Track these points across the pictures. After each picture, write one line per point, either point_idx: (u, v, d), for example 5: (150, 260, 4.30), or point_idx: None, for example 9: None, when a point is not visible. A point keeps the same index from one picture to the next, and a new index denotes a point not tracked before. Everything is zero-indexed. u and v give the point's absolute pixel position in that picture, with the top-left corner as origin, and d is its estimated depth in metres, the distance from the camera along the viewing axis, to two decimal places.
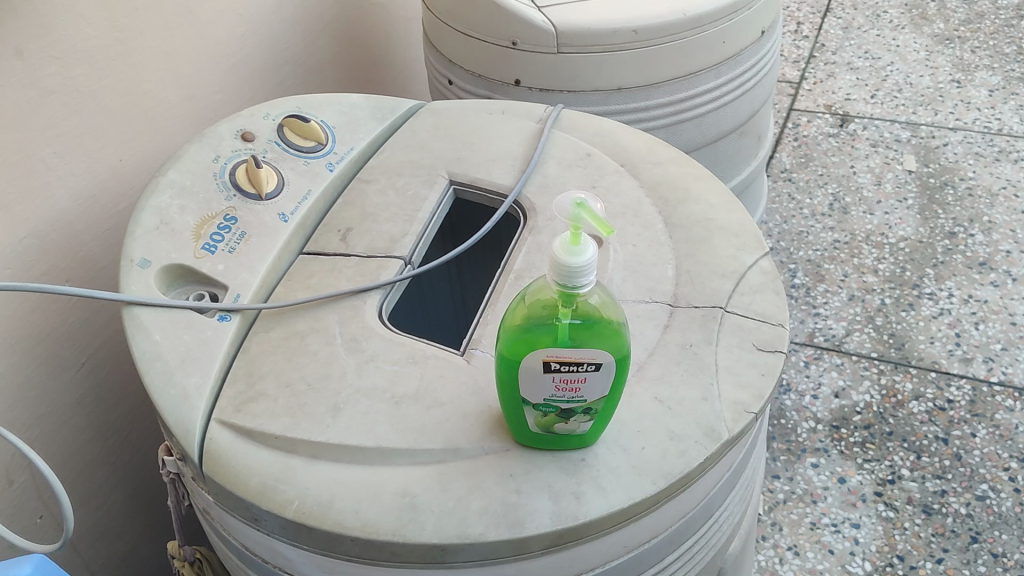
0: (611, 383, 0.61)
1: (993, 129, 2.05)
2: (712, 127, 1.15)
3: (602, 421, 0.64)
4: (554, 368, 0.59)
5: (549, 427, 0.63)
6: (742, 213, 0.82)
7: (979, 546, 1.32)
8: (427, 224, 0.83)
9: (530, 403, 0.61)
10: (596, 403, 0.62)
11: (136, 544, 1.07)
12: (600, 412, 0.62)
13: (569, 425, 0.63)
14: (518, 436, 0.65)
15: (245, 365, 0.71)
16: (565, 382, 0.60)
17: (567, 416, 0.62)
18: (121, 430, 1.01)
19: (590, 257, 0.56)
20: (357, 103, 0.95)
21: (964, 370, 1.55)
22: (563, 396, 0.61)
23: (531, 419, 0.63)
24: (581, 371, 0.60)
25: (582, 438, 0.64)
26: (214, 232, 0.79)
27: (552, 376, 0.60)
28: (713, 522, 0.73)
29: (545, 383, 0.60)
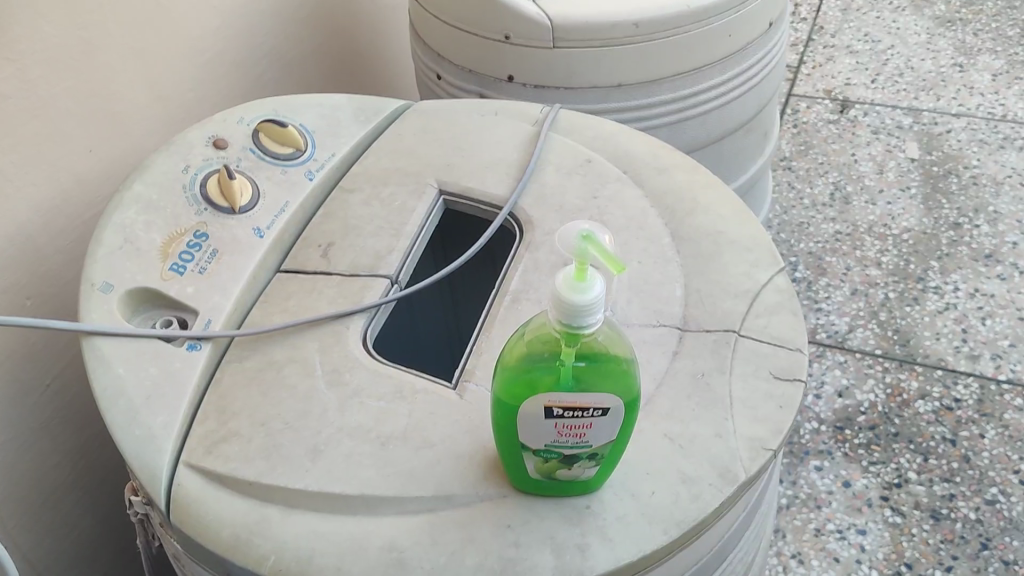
0: (618, 427, 0.55)
1: (997, 115, 1.99)
2: (717, 125, 1.09)
3: (608, 465, 0.58)
4: (555, 412, 0.54)
5: (549, 474, 0.57)
6: (754, 225, 0.77)
7: (989, 553, 1.27)
8: (415, 238, 0.77)
9: (529, 449, 0.56)
10: (603, 448, 0.56)
11: (107, 570, 1.02)
12: (605, 458, 0.57)
13: (572, 473, 0.57)
14: (516, 481, 0.59)
15: (217, 400, 0.65)
16: (568, 428, 0.54)
17: (569, 463, 0.56)
18: (91, 453, 0.95)
19: (598, 293, 0.50)
20: (339, 105, 0.88)
21: (972, 367, 1.50)
22: (566, 441, 0.55)
23: (530, 465, 0.57)
24: (587, 417, 0.54)
25: (586, 485, 0.59)
26: (182, 251, 0.73)
27: (554, 421, 0.54)
28: (726, 565, 0.67)
29: (545, 428, 0.55)
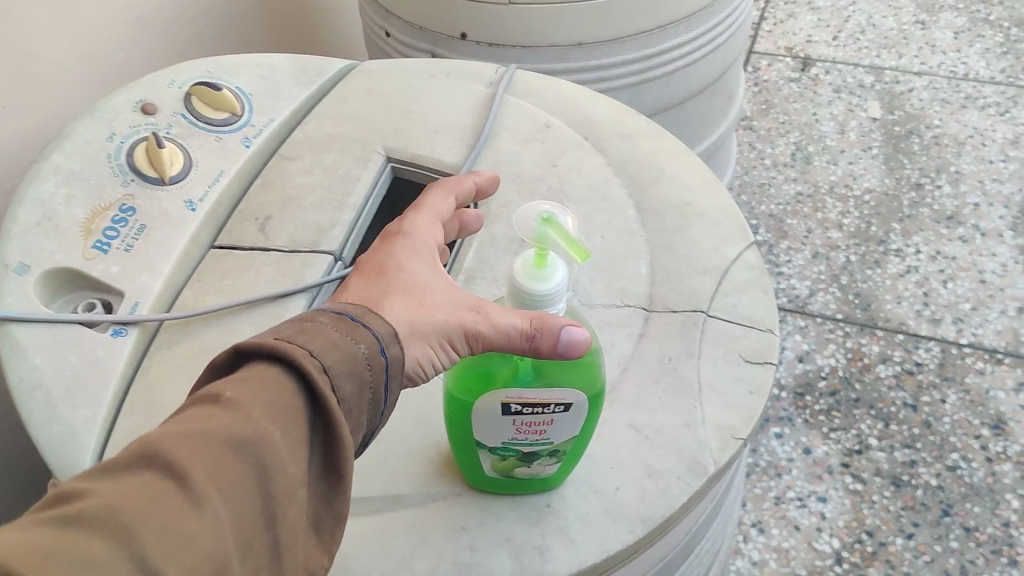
0: (581, 423, 0.52)
1: (959, 73, 1.96)
2: (680, 87, 1.04)
3: (570, 463, 0.54)
4: (514, 408, 0.50)
5: (507, 473, 0.54)
6: (722, 196, 0.72)
7: (950, 520, 1.25)
8: (361, 210, 0.71)
9: (484, 447, 0.52)
10: (566, 446, 0.52)
11: None
12: (568, 456, 0.53)
13: (532, 472, 0.53)
14: (471, 478, 0.55)
15: (145, 391, 0.60)
16: (527, 425, 0.51)
17: (529, 463, 0.52)
18: (19, 436, 0.90)
19: (558, 283, 0.47)
20: (280, 65, 0.82)
21: (932, 332, 1.48)
22: (525, 439, 0.51)
23: (487, 464, 0.53)
24: (548, 413, 0.50)
25: (548, 483, 0.55)
26: (107, 227, 0.67)
27: (513, 417, 0.50)
28: (693, 558, 0.64)
29: (502, 424, 0.51)
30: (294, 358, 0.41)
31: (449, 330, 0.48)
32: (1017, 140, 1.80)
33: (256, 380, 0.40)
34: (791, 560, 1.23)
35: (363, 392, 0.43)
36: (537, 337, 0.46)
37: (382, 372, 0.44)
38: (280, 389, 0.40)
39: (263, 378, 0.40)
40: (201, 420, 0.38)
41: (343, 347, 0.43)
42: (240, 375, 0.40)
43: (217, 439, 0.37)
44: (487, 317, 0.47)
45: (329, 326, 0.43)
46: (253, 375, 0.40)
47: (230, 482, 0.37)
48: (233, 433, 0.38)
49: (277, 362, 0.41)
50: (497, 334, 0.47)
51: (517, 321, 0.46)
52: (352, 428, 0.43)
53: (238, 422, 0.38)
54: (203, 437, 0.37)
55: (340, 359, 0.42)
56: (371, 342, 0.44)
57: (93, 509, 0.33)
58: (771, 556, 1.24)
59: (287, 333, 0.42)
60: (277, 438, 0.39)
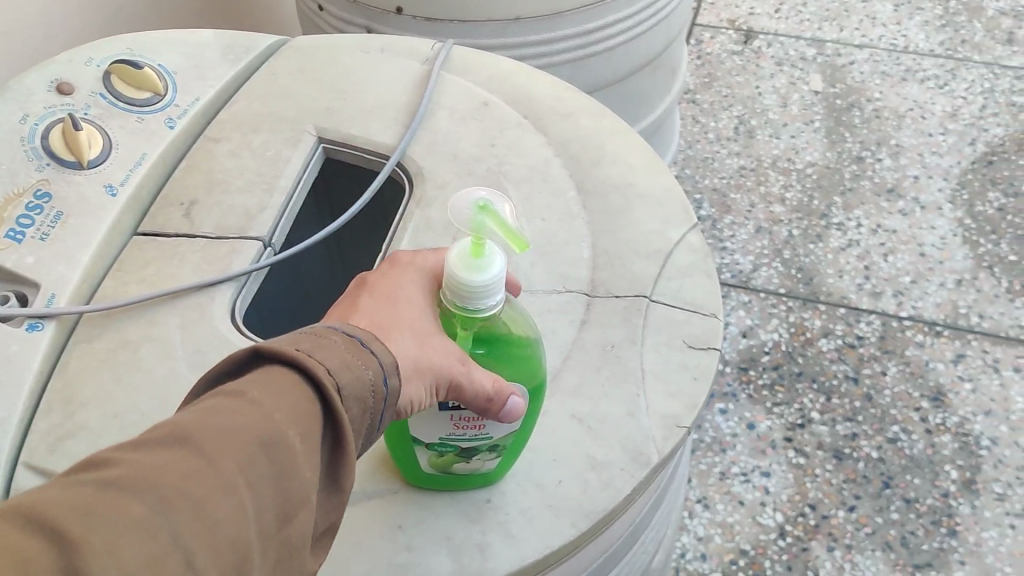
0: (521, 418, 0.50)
1: (899, 46, 1.96)
2: (621, 63, 1.02)
3: (510, 457, 0.53)
4: (450, 403, 0.48)
5: (447, 469, 0.52)
6: (665, 176, 0.71)
7: (891, 492, 1.27)
8: (291, 194, 0.68)
9: (421, 443, 0.50)
10: (506, 439, 0.51)
11: None
12: (509, 449, 0.51)
13: (472, 467, 0.52)
14: (408, 474, 0.53)
15: (63, 389, 0.57)
16: (465, 419, 0.49)
17: (468, 458, 0.51)
18: None
19: (496, 271, 0.44)
20: (206, 41, 0.78)
21: (873, 305, 1.49)
22: (463, 433, 0.50)
23: (425, 461, 0.51)
24: None
25: (489, 477, 0.53)
26: (20, 215, 0.64)
27: (449, 413, 0.49)
28: (637, 548, 0.62)
29: (439, 420, 0.49)
30: (313, 371, 0.38)
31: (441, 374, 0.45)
32: (956, 113, 1.81)
33: (276, 382, 0.38)
34: (736, 535, 1.24)
35: (363, 418, 0.41)
36: (500, 405, 0.47)
37: (382, 402, 0.42)
38: (301, 402, 0.38)
39: (284, 383, 0.38)
40: (224, 412, 0.36)
41: (354, 371, 0.40)
42: (258, 378, 0.38)
43: (237, 439, 0.36)
44: (474, 370, 0.46)
45: (340, 345, 0.41)
46: (272, 377, 0.38)
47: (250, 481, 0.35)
48: (252, 436, 0.36)
49: (295, 367, 0.38)
50: (476, 388, 0.46)
51: (491, 383, 0.46)
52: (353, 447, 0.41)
53: (254, 421, 0.36)
54: (227, 428, 0.36)
55: (354, 378, 0.40)
56: (377, 370, 0.41)
57: (123, 479, 0.33)
58: (715, 532, 1.24)
59: (304, 346, 0.40)
60: (297, 444, 0.37)
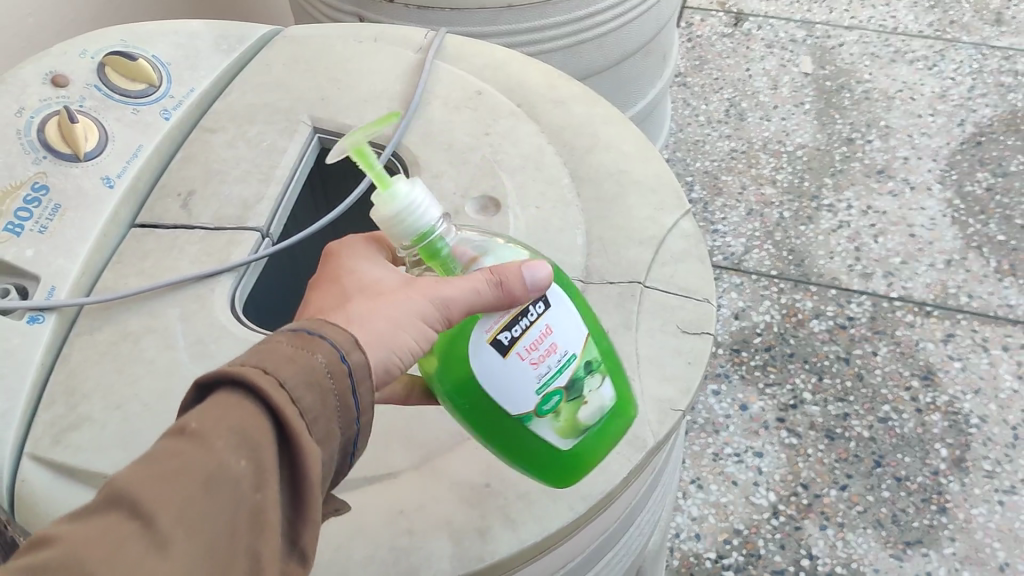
0: (571, 316, 0.49)
1: (889, 28, 1.97)
2: (613, 49, 1.03)
3: (609, 372, 0.51)
4: (506, 339, 0.47)
5: (578, 428, 0.51)
6: (658, 163, 0.72)
7: (882, 471, 1.28)
8: (287, 185, 0.69)
9: (532, 416, 0.49)
10: (588, 353, 0.50)
11: None
12: (601, 365, 0.51)
13: (592, 407, 0.50)
14: (561, 474, 0.52)
15: (66, 381, 0.58)
16: (534, 351, 0.48)
17: (583, 398, 0.50)
18: None
19: (406, 186, 0.46)
20: (198, 31, 0.78)
21: (864, 286, 1.50)
22: (552, 371, 0.48)
23: (555, 440, 0.50)
24: (532, 322, 0.48)
25: (612, 416, 0.52)
26: (19, 207, 0.64)
27: (515, 350, 0.47)
28: (634, 529, 0.64)
29: (517, 368, 0.47)
30: (244, 381, 0.38)
31: (417, 318, 0.45)
32: (945, 94, 1.82)
33: (217, 407, 0.37)
34: (729, 515, 1.26)
35: (328, 402, 0.40)
36: (502, 295, 0.45)
37: (348, 377, 0.41)
38: (239, 414, 0.37)
39: (222, 406, 0.37)
40: (162, 457, 0.35)
41: (301, 360, 0.39)
42: (194, 409, 0.37)
43: (176, 474, 0.35)
44: (453, 287, 0.45)
45: (283, 340, 0.40)
46: (213, 402, 0.37)
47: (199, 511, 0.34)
48: (192, 465, 0.35)
49: (230, 385, 0.38)
50: (461, 307, 0.45)
51: (481, 283, 0.45)
52: (321, 439, 0.40)
53: (195, 459, 0.35)
54: (165, 471, 0.35)
55: (297, 369, 0.39)
56: (330, 350, 0.40)
57: (52, 560, 0.31)
58: (709, 512, 1.26)
59: (241, 358, 0.39)
60: (241, 470, 0.36)
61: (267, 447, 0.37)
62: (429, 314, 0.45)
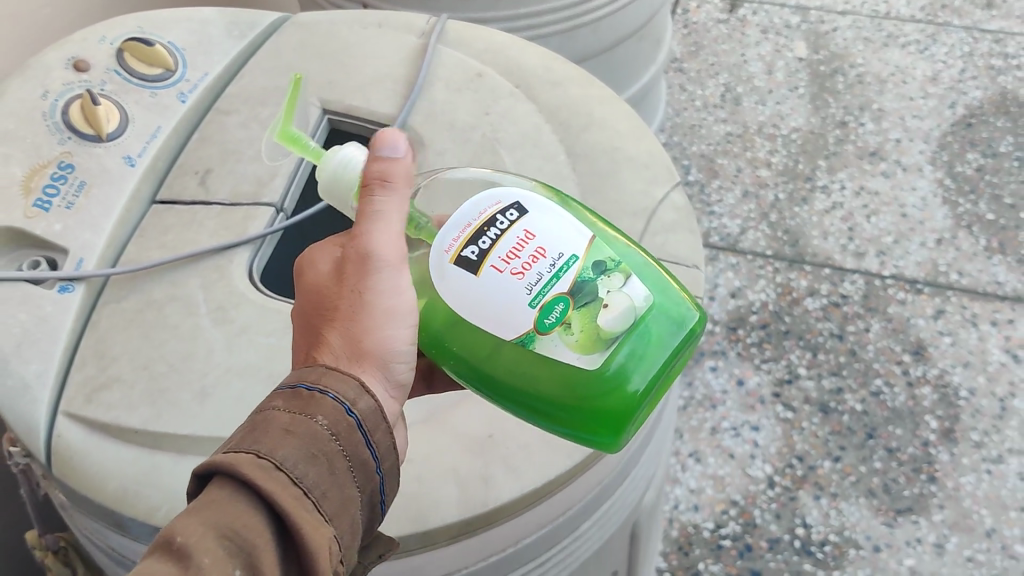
0: (560, 227, 0.50)
1: (881, 12, 2.00)
2: (607, 34, 1.07)
3: (629, 275, 0.50)
4: (475, 254, 0.49)
5: (603, 338, 0.49)
6: (650, 141, 0.75)
7: (875, 442, 1.32)
8: (300, 163, 0.73)
9: (535, 335, 0.48)
10: (593, 256, 0.50)
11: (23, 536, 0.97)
12: (614, 267, 0.50)
13: (614, 310, 0.49)
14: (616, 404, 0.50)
15: (95, 345, 0.62)
16: (510, 261, 0.49)
17: (596, 303, 0.49)
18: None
19: (336, 147, 0.53)
20: (210, 19, 0.82)
21: (857, 265, 1.54)
22: (542, 279, 0.48)
23: (579, 360, 0.49)
24: (504, 235, 0.49)
25: (649, 323, 0.50)
26: (47, 184, 0.68)
27: (488, 261, 0.49)
28: (629, 482, 0.68)
29: (497, 279, 0.48)
30: (240, 474, 0.40)
31: (374, 279, 0.48)
32: (936, 77, 1.85)
33: (210, 511, 0.39)
34: (726, 486, 1.30)
35: (335, 471, 0.43)
36: (393, 187, 0.49)
37: (354, 431, 0.45)
38: (234, 516, 0.39)
39: (216, 506, 0.39)
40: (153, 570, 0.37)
41: (301, 430, 0.43)
42: (181, 512, 0.39)
43: None
44: (362, 223, 0.49)
45: (281, 407, 0.44)
46: (206, 503, 0.40)
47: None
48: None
49: (227, 481, 0.40)
50: (385, 233, 0.48)
51: (371, 194, 0.49)
52: (332, 511, 0.43)
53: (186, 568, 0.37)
54: None
55: (297, 446, 0.42)
56: (329, 413, 0.44)
57: None
58: (708, 483, 1.31)
59: (238, 442, 0.42)
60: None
61: (264, 549, 0.39)
62: (373, 266, 0.48)
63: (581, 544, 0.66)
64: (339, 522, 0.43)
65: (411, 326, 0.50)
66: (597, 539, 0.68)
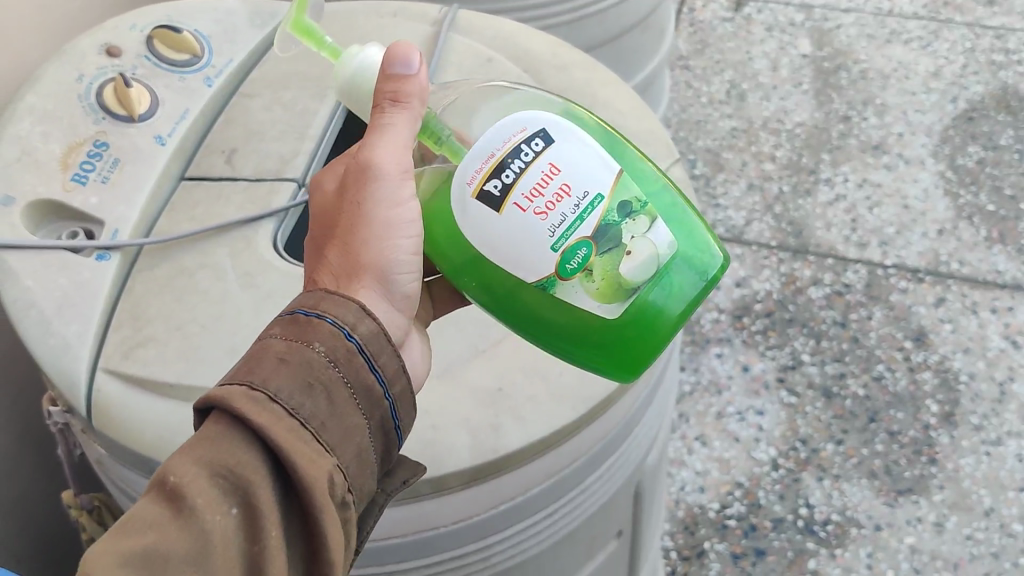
0: (591, 166, 0.54)
1: (884, 10, 2.04)
2: (612, 25, 1.11)
3: (657, 221, 0.54)
4: (498, 189, 0.53)
5: (624, 286, 0.54)
6: (651, 119, 0.79)
7: (877, 425, 1.35)
8: (320, 141, 0.77)
9: (556, 280, 0.53)
10: (620, 198, 0.54)
11: (55, 506, 1.01)
12: (641, 210, 0.54)
13: (637, 257, 0.53)
14: (632, 344, 0.56)
15: (131, 308, 0.66)
16: (533, 200, 0.53)
17: (619, 250, 0.53)
18: (29, 392, 0.94)
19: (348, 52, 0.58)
20: (234, 9, 0.86)
21: (860, 255, 1.57)
22: (564, 222, 0.53)
23: (600, 307, 0.54)
24: (530, 172, 0.53)
25: (670, 269, 0.55)
26: (83, 160, 0.72)
27: (513, 200, 0.53)
28: (631, 439, 0.72)
29: (519, 217, 0.53)
30: (232, 410, 0.44)
31: (373, 185, 0.53)
32: (938, 72, 1.89)
33: (204, 449, 0.43)
34: (731, 468, 1.33)
35: (333, 400, 0.47)
36: (404, 102, 0.54)
37: (354, 355, 0.48)
38: (227, 453, 0.43)
39: (213, 443, 0.43)
40: (154, 512, 0.42)
41: (297, 359, 0.47)
42: (179, 447, 0.44)
43: (155, 533, 0.41)
44: (372, 133, 0.54)
45: (279, 336, 0.48)
46: (206, 437, 0.44)
47: (179, 566, 0.41)
48: (171, 528, 0.41)
49: (224, 416, 0.44)
50: (390, 147, 0.53)
51: (381, 111, 0.54)
52: (333, 439, 0.46)
53: (181, 507, 0.42)
54: (147, 527, 0.41)
55: (290, 378, 0.46)
56: (326, 339, 0.48)
57: None
58: (713, 466, 1.34)
59: (237, 374, 0.46)
60: (223, 514, 0.42)
61: (257, 483, 0.43)
62: (377, 177, 0.53)
63: (587, 498, 0.70)
64: (342, 450, 0.47)
65: (411, 238, 0.54)
66: (601, 495, 0.71)
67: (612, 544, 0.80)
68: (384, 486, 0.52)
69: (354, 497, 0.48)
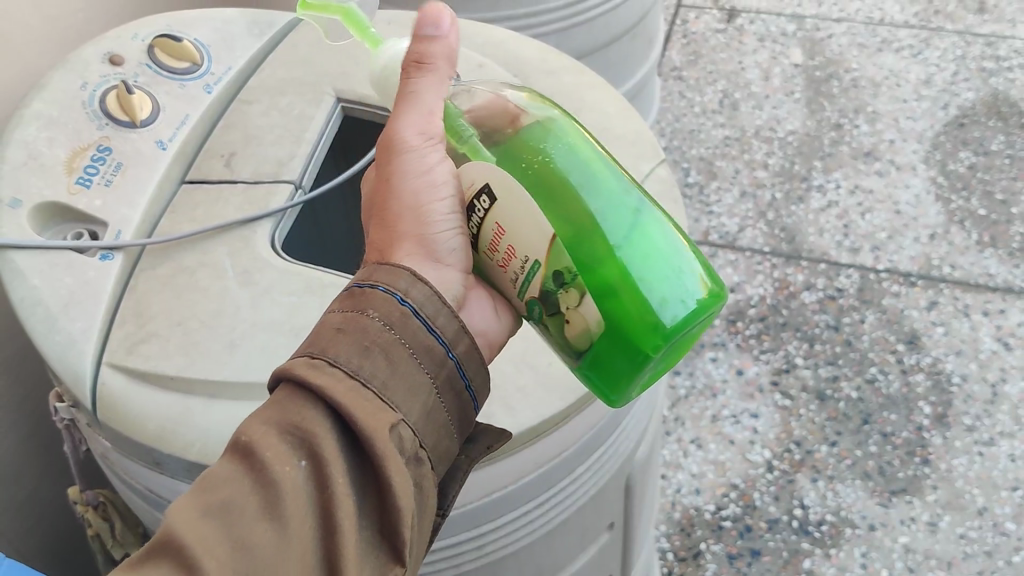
0: (534, 228, 0.53)
1: (875, 19, 2.07)
2: (604, 32, 1.14)
3: (593, 292, 0.52)
4: (472, 238, 0.57)
5: (574, 342, 0.55)
6: (637, 121, 0.82)
7: (870, 427, 1.37)
8: (316, 145, 0.79)
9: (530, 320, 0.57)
10: (554, 267, 0.53)
11: (57, 509, 1.03)
12: (573, 282, 0.52)
13: (577, 324, 0.53)
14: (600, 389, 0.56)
15: (133, 305, 0.68)
16: (497, 254, 0.56)
17: (561, 314, 0.54)
18: (32, 395, 0.95)
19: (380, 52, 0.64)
20: (232, 19, 0.89)
21: (852, 260, 1.59)
22: (522, 279, 0.55)
23: (564, 353, 0.57)
24: (488, 230, 0.55)
25: (626, 334, 0.52)
26: (87, 164, 0.75)
27: (483, 253, 0.57)
28: (620, 431, 0.74)
29: (493, 265, 0.57)
30: (296, 378, 0.46)
31: (401, 152, 0.56)
32: (929, 79, 1.91)
33: (277, 412, 0.46)
34: (727, 470, 1.34)
35: (393, 361, 0.48)
36: (428, 63, 0.57)
37: (411, 318, 0.50)
38: (294, 413, 0.46)
39: (283, 408, 0.46)
40: (231, 468, 0.44)
41: (354, 327, 0.49)
42: (251, 414, 0.46)
43: (231, 485, 0.43)
44: (400, 103, 0.58)
45: (338, 310, 0.50)
46: (277, 403, 0.46)
47: (254, 515, 0.42)
48: (245, 483, 0.43)
49: (291, 384, 0.47)
50: (414, 116, 0.57)
51: (410, 78, 0.58)
52: (397, 397, 0.48)
53: (254, 461, 0.44)
54: (224, 481, 0.43)
55: (349, 344, 0.48)
56: (381, 308, 0.50)
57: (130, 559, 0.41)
58: (709, 468, 1.35)
59: (305, 347, 0.49)
60: (291, 466, 0.44)
61: (322, 436, 0.45)
62: (398, 146, 0.56)
63: (576, 488, 0.72)
64: (407, 408, 0.48)
65: (446, 198, 0.56)
66: (591, 486, 0.73)
67: (604, 537, 0.82)
68: (469, 452, 0.54)
69: (429, 454, 0.49)
